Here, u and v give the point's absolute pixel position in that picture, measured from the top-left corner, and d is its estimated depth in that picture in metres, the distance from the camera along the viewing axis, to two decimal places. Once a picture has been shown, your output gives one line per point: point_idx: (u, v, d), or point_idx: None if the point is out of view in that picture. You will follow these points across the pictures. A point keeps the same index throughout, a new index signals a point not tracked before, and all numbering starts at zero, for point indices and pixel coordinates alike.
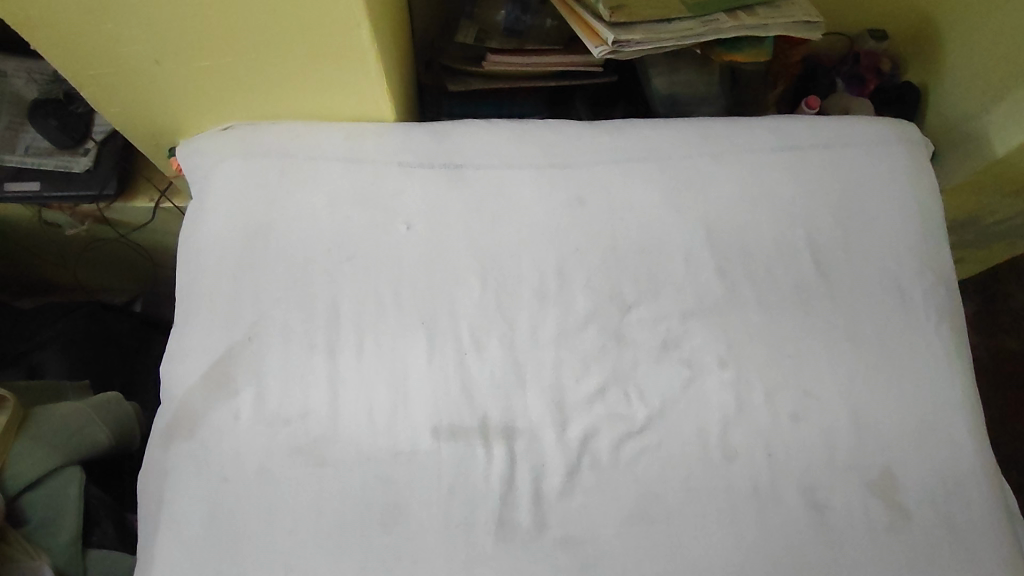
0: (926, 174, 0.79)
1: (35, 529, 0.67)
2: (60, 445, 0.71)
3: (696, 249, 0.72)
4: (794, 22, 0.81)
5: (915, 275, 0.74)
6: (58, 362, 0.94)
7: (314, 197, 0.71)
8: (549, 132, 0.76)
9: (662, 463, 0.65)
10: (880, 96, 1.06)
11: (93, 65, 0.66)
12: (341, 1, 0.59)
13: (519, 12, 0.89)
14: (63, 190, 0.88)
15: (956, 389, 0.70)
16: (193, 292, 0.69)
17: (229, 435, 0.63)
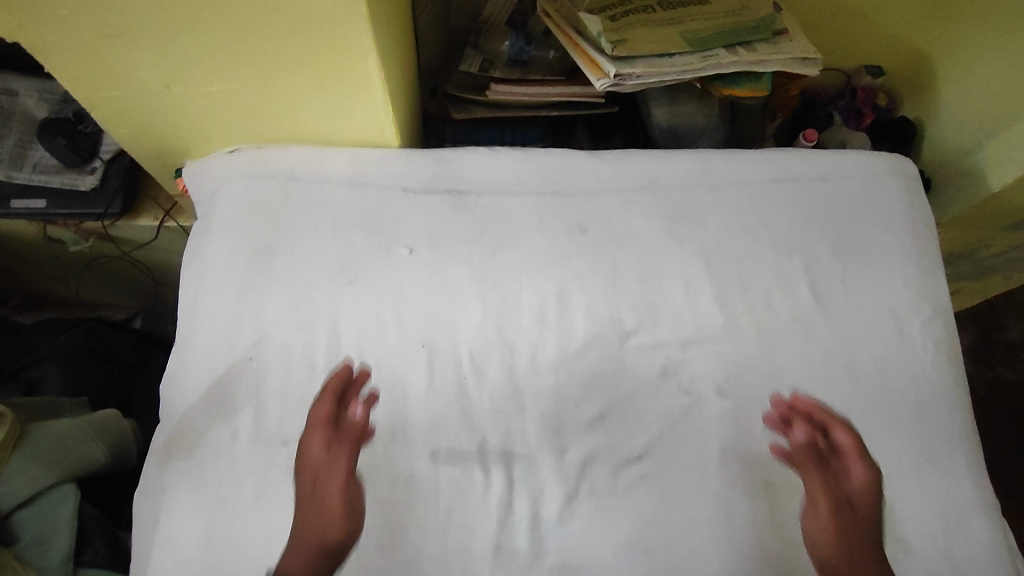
0: (923, 208, 0.81)
1: (28, 545, 0.66)
2: (56, 462, 0.70)
3: (696, 278, 0.73)
4: (791, 58, 0.83)
5: (910, 307, 0.75)
6: (56, 378, 0.94)
7: (318, 220, 0.72)
8: (552, 160, 0.77)
9: (661, 491, 0.65)
10: (875, 130, 1.10)
11: (106, 88, 0.68)
12: (350, 31, 0.61)
13: (524, 43, 0.91)
14: (70, 208, 0.90)
15: (955, 422, 0.71)
16: (196, 311, 0.69)
17: (227, 455, 0.63)
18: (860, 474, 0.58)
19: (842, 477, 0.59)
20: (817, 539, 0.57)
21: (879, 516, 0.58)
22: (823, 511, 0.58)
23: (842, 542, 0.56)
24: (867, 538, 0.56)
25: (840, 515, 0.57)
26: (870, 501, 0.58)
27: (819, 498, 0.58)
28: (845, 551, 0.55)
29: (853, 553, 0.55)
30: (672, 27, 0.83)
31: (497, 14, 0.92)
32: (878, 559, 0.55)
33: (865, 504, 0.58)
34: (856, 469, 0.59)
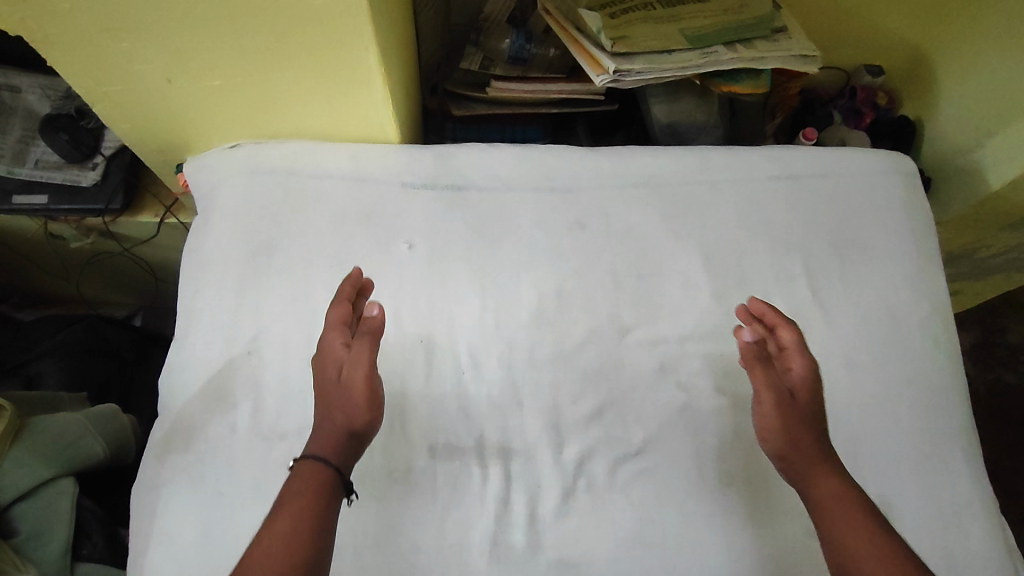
0: (922, 206, 0.81)
1: (25, 540, 0.66)
2: (54, 456, 0.70)
3: (695, 275, 0.73)
4: (791, 56, 0.83)
5: (909, 305, 0.75)
6: (56, 373, 0.94)
7: (318, 216, 0.72)
8: (551, 156, 0.77)
9: (658, 487, 0.64)
10: (874, 129, 1.10)
11: (107, 82, 0.68)
12: (351, 26, 0.61)
13: (525, 41, 0.89)
14: (71, 203, 0.89)
15: (953, 420, 0.71)
16: (195, 305, 0.69)
17: (225, 448, 0.63)
18: (799, 367, 0.61)
19: (784, 369, 0.62)
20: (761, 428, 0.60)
21: (818, 403, 0.60)
22: (766, 404, 0.59)
23: (785, 428, 0.58)
24: (808, 423, 0.59)
25: (783, 406, 0.59)
26: (808, 390, 0.61)
27: (762, 393, 0.60)
28: (787, 434, 0.58)
29: (795, 437, 0.58)
30: (672, 24, 0.83)
31: (496, 13, 0.91)
32: (818, 441, 0.58)
33: (804, 393, 0.60)
34: (796, 363, 0.62)
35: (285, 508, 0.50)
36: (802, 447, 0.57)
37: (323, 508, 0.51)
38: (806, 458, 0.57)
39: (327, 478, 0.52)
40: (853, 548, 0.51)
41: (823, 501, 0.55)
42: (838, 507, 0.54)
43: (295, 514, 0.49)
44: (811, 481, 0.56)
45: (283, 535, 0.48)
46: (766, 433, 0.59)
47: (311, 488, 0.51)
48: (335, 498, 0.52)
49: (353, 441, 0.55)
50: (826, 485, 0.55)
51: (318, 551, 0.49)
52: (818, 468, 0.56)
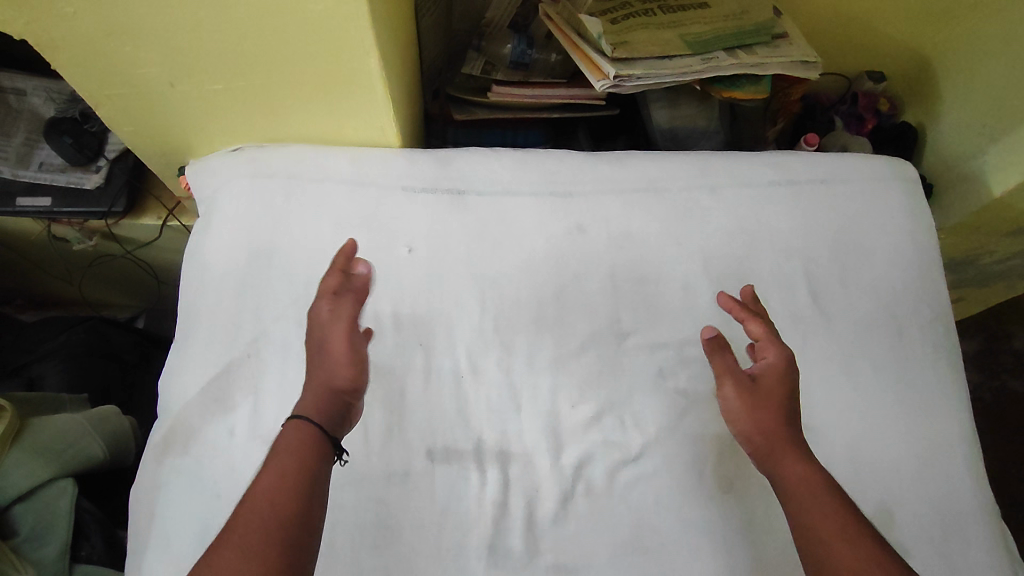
0: (923, 213, 0.81)
1: (24, 541, 0.67)
2: (54, 457, 0.71)
3: (694, 280, 0.73)
4: (791, 62, 0.84)
5: (909, 311, 0.75)
6: (58, 375, 0.94)
7: (319, 219, 0.72)
8: (551, 161, 0.78)
9: (657, 492, 0.64)
10: (875, 135, 1.10)
11: (111, 85, 0.68)
12: (352, 30, 0.61)
13: (526, 46, 0.90)
14: (73, 206, 0.90)
15: (954, 426, 0.70)
16: (196, 307, 0.70)
17: (224, 451, 0.63)
18: (769, 354, 0.63)
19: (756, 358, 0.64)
20: (729, 419, 0.62)
21: (790, 389, 0.61)
22: (728, 388, 0.62)
23: (749, 419, 0.60)
24: (776, 407, 0.60)
25: (743, 388, 0.61)
26: (778, 375, 0.62)
27: (725, 377, 0.63)
28: (754, 425, 0.60)
29: (761, 427, 0.59)
30: (673, 30, 0.83)
31: (499, 18, 0.93)
32: (785, 426, 0.59)
33: (773, 378, 0.62)
34: (766, 351, 0.63)
35: (273, 467, 0.50)
36: (769, 436, 0.59)
37: (309, 467, 0.51)
38: (772, 447, 0.58)
39: (317, 438, 0.53)
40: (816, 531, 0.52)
41: (790, 485, 0.55)
42: (806, 489, 0.55)
43: (284, 472, 0.50)
44: (779, 466, 0.57)
45: (273, 493, 0.49)
46: (733, 424, 0.62)
47: (299, 446, 0.52)
48: (325, 459, 0.53)
49: (337, 397, 0.57)
50: (795, 468, 0.56)
51: (310, 506, 0.49)
52: (784, 454, 0.57)
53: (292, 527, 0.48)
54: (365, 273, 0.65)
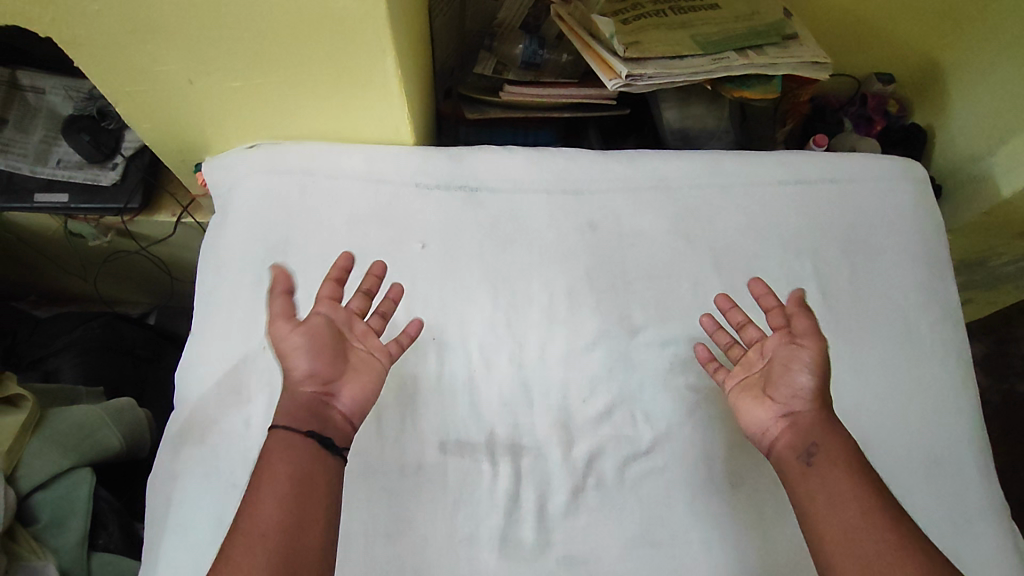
0: (933, 214, 0.81)
1: (44, 528, 0.69)
2: (72, 448, 0.73)
3: (705, 277, 0.73)
4: (802, 62, 0.84)
5: (919, 309, 0.75)
6: (73, 368, 0.96)
7: (334, 214, 0.73)
8: (563, 159, 0.78)
9: (667, 486, 0.65)
10: (885, 137, 1.10)
11: (131, 82, 0.69)
12: (369, 30, 0.62)
13: (537, 46, 0.92)
14: (90, 202, 0.91)
15: (963, 424, 0.71)
16: (212, 300, 0.71)
17: (240, 442, 0.64)
18: None
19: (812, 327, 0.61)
20: (799, 372, 0.58)
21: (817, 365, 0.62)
22: (812, 348, 0.58)
23: (818, 383, 0.58)
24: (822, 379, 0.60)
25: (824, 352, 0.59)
26: None
27: (808, 336, 0.59)
28: (820, 392, 0.58)
29: (822, 396, 0.58)
30: (683, 30, 0.84)
31: (511, 18, 0.94)
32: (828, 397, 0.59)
33: None
34: None
35: (261, 481, 0.53)
36: (826, 407, 0.58)
37: (307, 468, 0.54)
38: (824, 419, 0.57)
39: (300, 445, 0.54)
40: (861, 517, 0.53)
41: (831, 463, 0.55)
42: (845, 462, 0.55)
43: (269, 487, 0.52)
44: (827, 436, 0.56)
45: (261, 510, 0.52)
46: (806, 379, 0.58)
47: (285, 456, 0.54)
48: (311, 464, 0.54)
49: (298, 394, 0.56)
50: (837, 442, 0.56)
51: (298, 518, 0.52)
52: (833, 429, 0.57)
53: (280, 541, 0.50)
54: (278, 273, 0.60)
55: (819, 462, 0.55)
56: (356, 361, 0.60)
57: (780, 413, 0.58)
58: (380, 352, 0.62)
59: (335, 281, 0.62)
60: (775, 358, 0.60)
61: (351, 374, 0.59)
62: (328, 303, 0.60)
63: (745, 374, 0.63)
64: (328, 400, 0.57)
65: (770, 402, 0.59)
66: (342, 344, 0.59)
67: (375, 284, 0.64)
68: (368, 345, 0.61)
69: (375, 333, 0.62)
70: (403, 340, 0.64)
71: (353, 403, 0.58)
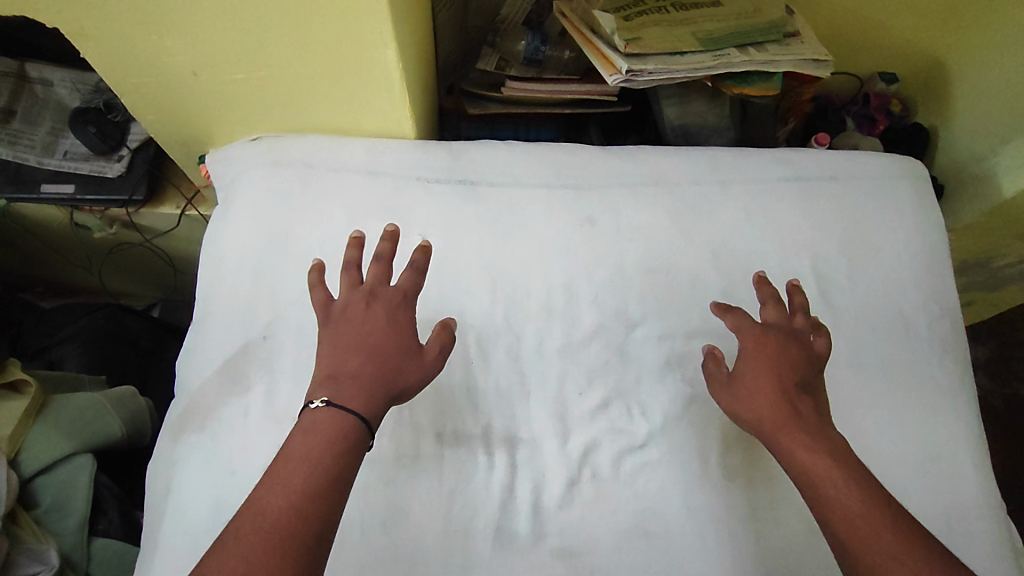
0: (933, 212, 0.81)
1: (45, 512, 0.71)
2: (74, 434, 0.75)
3: (703, 271, 0.74)
4: (803, 59, 0.84)
5: (918, 307, 0.75)
6: (76, 358, 0.96)
7: (335, 207, 0.74)
8: (564, 154, 0.79)
9: (662, 480, 0.65)
10: (888, 136, 1.10)
11: (137, 74, 0.70)
12: (373, 22, 0.63)
13: (540, 43, 0.91)
14: (95, 193, 0.92)
15: (960, 422, 0.71)
16: (214, 290, 0.72)
17: (239, 429, 0.64)
18: (750, 346, 0.61)
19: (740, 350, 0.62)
20: (739, 414, 0.59)
21: (777, 366, 0.59)
22: (718, 389, 0.62)
23: (744, 413, 0.59)
24: (769, 390, 0.58)
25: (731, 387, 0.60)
26: (759, 362, 0.59)
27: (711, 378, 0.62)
28: (756, 417, 0.58)
29: (768, 418, 0.57)
30: (685, 26, 0.85)
31: (513, 15, 0.94)
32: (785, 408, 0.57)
33: (753, 364, 0.60)
34: (748, 343, 0.61)
35: (295, 455, 0.49)
36: (776, 424, 0.57)
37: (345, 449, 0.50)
38: (789, 437, 0.56)
39: (351, 427, 0.51)
40: (842, 532, 0.51)
41: (805, 480, 0.54)
42: (810, 480, 0.54)
43: (303, 471, 0.48)
44: (787, 459, 0.56)
45: (289, 495, 0.47)
46: (746, 417, 0.59)
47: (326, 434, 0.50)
48: (355, 451, 0.51)
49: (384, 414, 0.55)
50: (798, 460, 0.55)
51: (324, 507, 0.47)
52: (788, 448, 0.56)
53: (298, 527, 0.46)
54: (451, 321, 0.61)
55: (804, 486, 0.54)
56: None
57: None
58: None
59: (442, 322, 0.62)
60: None
61: None
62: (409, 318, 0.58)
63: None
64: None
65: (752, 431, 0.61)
66: None
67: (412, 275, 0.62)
68: None
69: None
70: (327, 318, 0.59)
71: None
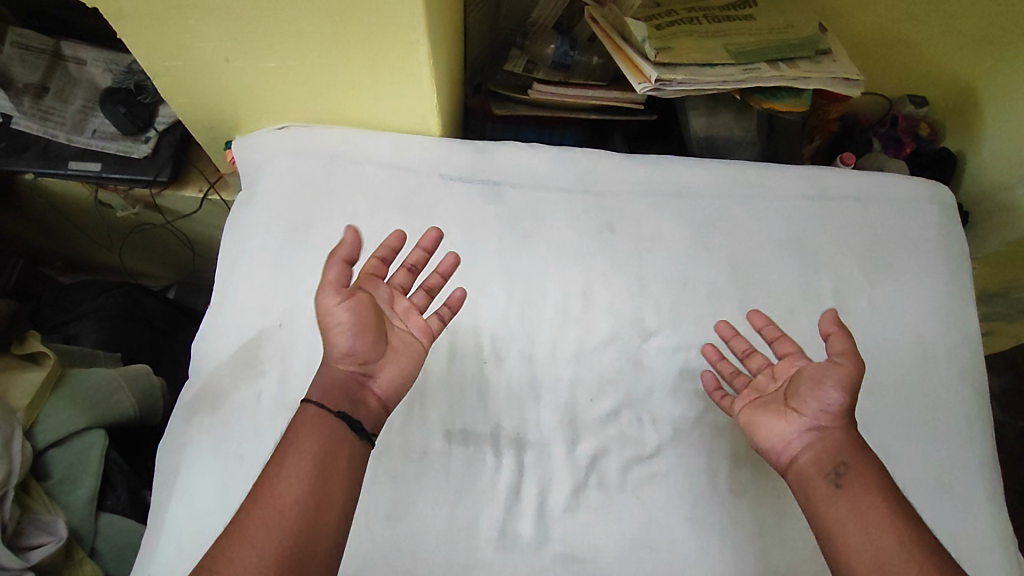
0: (958, 238, 0.80)
1: (56, 484, 0.72)
2: (89, 409, 0.76)
3: (721, 285, 0.73)
4: (835, 78, 0.84)
5: (938, 334, 0.74)
6: (92, 335, 0.98)
7: (357, 199, 0.74)
8: (587, 159, 0.79)
9: (669, 491, 0.65)
10: (914, 159, 1.09)
11: (169, 57, 0.71)
12: (405, 17, 0.63)
13: (569, 47, 0.92)
14: (121, 172, 0.93)
15: (976, 453, 0.70)
16: (233, 275, 0.72)
17: (250, 414, 0.65)
18: None
19: None
20: (835, 391, 0.55)
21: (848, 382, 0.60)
22: (846, 364, 0.55)
23: (850, 398, 0.56)
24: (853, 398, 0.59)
25: (857, 371, 0.56)
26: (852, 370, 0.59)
27: (844, 354, 0.56)
28: (849, 408, 0.56)
29: (849, 415, 0.56)
30: (716, 38, 0.84)
31: (544, 18, 0.93)
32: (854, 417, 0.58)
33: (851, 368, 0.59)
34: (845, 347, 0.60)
35: (289, 457, 0.51)
36: (852, 423, 0.57)
37: (336, 450, 0.53)
38: (850, 437, 0.55)
39: (332, 426, 0.53)
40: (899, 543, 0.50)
41: (867, 482, 0.53)
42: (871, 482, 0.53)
43: (295, 480, 0.50)
44: (857, 457, 0.54)
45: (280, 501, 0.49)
46: (838, 398, 0.55)
47: (317, 434, 0.53)
48: (342, 451, 0.53)
49: (334, 371, 0.56)
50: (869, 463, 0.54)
51: (314, 508, 0.50)
52: (857, 448, 0.55)
53: (290, 525, 0.48)
54: (347, 238, 0.57)
55: (848, 482, 0.53)
56: (397, 342, 0.59)
57: (807, 426, 0.56)
58: (418, 330, 0.61)
59: (344, 263, 0.57)
60: (807, 371, 0.57)
61: (391, 356, 0.58)
62: (368, 280, 0.59)
63: (754, 397, 0.62)
64: (365, 382, 0.56)
65: (794, 415, 0.57)
66: (383, 326, 0.58)
67: (423, 260, 0.63)
68: (407, 325, 0.60)
69: (417, 310, 0.61)
70: (444, 313, 0.63)
71: (390, 388, 0.58)
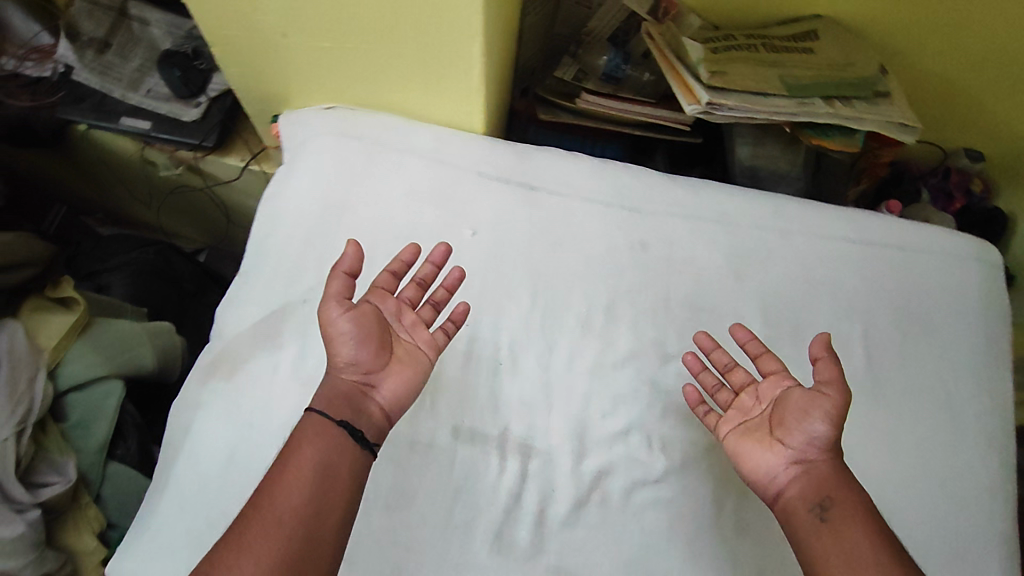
0: (1000, 300, 0.78)
1: (73, 426, 0.74)
2: (111, 358, 0.78)
3: (749, 318, 0.72)
4: (890, 122, 0.82)
5: (968, 396, 0.72)
6: (123, 286, 1.00)
7: (394, 187, 0.75)
8: (627, 174, 0.78)
9: (671, 519, 0.63)
10: (965, 217, 1.07)
11: (230, 27, 0.72)
12: (463, 13, 0.63)
13: (622, 61, 0.92)
14: (169, 133, 0.95)
15: (993, 525, 0.67)
16: (264, 247, 0.73)
17: (264, 385, 0.66)
18: None
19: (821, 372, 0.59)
20: (818, 422, 0.55)
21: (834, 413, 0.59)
22: (830, 396, 0.55)
23: (836, 430, 0.55)
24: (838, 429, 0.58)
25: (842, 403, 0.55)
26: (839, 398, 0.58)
27: (829, 386, 0.55)
28: (835, 439, 0.55)
29: (835, 446, 0.55)
30: (773, 68, 0.83)
31: (600, 29, 0.94)
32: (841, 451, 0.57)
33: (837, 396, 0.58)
34: None
35: (292, 463, 0.52)
36: (837, 455, 0.56)
37: (336, 457, 0.53)
38: (836, 471, 0.55)
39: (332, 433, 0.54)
40: None
41: (854, 522, 0.52)
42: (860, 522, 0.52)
43: (297, 485, 0.51)
44: (844, 495, 0.53)
45: (279, 507, 0.50)
46: (822, 429, 0.55)
47: (319, 441, 0.53)
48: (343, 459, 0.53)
49: (338, 381, 0.57)
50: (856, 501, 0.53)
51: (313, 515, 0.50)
52: (845, 483, 0.54)
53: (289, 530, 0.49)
54: (349, 251, 0.58)
55: (834, 517, 0.52)
56: (401, 353, 0.59)
57: (792, 459, 0.56)
58: (426, 344, 0.61)
59: (346, 275, 0.58)
60: (791, 401, 0.57)
61: (395, 366, 0.58)
62: (377, 293, 0.61)
63: (739, 421, 0.61)
64: (367, 392, 0.57)
65: (780, 446, 0.56)
66: (389, 336, 0.59)
67: (432, 274, 0.64)
68: (413, 338, 0.61)
69: (423, 325, 0.62)
70: (449, 327, 0.63)
71: (392, 398, 0.58)
